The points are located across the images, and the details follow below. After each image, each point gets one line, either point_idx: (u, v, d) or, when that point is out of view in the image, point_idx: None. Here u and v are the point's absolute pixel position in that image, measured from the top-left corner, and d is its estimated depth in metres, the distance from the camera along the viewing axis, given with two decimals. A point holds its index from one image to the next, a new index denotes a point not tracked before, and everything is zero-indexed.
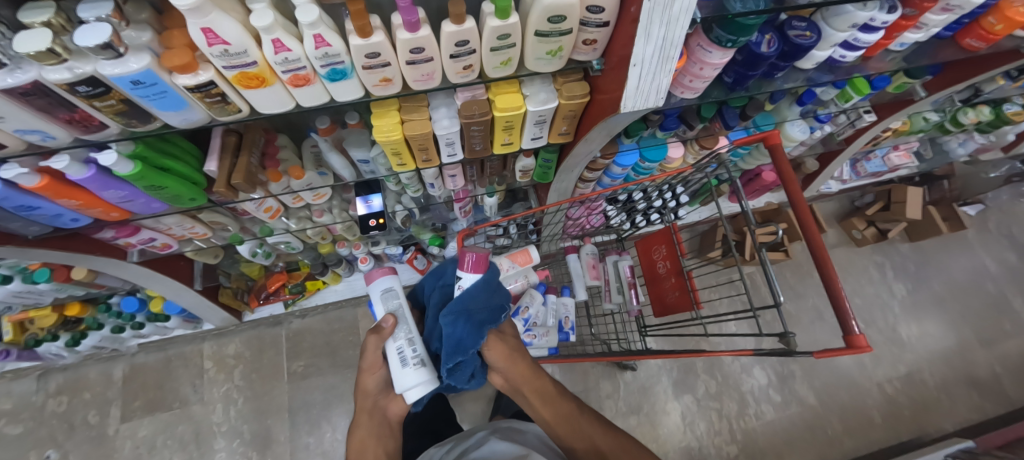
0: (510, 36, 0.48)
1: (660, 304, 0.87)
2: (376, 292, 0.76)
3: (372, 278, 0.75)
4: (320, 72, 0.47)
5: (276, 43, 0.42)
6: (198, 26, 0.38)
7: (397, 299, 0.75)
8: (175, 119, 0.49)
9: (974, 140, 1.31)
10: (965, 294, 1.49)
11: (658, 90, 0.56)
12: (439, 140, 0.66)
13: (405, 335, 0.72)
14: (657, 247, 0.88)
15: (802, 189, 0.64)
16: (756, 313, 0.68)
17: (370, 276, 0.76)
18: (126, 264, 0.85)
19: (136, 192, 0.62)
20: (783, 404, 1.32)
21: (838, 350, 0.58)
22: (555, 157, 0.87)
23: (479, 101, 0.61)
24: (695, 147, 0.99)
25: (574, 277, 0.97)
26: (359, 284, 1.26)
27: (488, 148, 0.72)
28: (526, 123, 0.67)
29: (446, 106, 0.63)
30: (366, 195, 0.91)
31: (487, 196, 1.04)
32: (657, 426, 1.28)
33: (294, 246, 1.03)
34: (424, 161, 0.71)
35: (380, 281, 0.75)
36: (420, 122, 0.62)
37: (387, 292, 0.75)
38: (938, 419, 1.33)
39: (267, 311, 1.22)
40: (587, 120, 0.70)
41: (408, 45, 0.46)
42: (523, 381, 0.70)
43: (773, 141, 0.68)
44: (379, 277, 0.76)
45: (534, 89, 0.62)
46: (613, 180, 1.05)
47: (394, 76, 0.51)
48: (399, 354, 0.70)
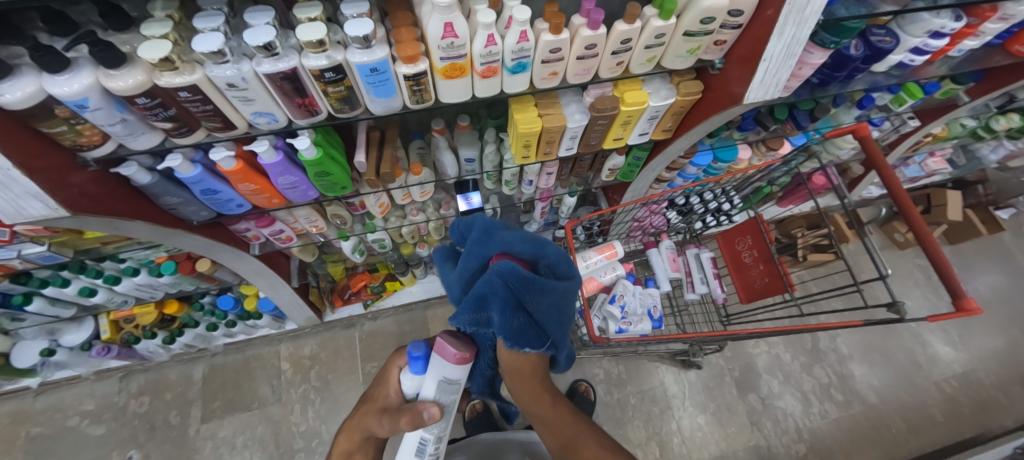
0: (664, 36, 0.57)
1: (748, 291, 0.92)
2: (438, 373, 0.63)
3: (444, 361, 0.62)
4: (506, 65, 0.55)
5: (489, 37, 0.50)
6: (442, 20, 0.46)
7: (450, 396, 0.64)
8: (376, 106, 0.57)
9: (1006, 147, 1.40)
10: (1009, 295, 1.54)
11: (777, 83, 0.64)
12: (566, 134, 0.74)
13: (435, 430, 0.66)
14: (741, 238, 0.93)
15: (896, 173, 0.71)
16: (859, 286, 0.73)
17: (440, 350, 0.62)
18: (247, 256, 0.91)
19: (303, 179, 0.68)
20: (846, 403, 1.32)
21: (948, 315, 0.63)
22: (644, 155, 0.94)
23: (609, 97, 0.69)
24: (762, 148, 1.06)
25: (657, 271, 1.02)
26: (433, 285, 1.31)
27: (600, 143, 0.80)
28: (642, 119, 0.75)
29: (576, 103, 0.72)
30: (464, 193, 0.97)
31: (568, 196, 1.10)
32: (724, 425, 1.27)
33: (386, 245, 1.08)
34: (545, 153, 0.78)
35: (447, 368, 0.62)
36: (555, 116, 0.70)
37: (443, 385, 0.63)
38: (999, 417, 1.34)
39: (346, 312, 1.27)
40: (692, 116, 0.77)
41: (586, 41, 0.54)
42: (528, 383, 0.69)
43: (863, 133, 0.75)
44: (448, 364, 0.62)
45: (655, 87, 0.71)
46: (685, 180, 1.12)
47: (560, 70, 0.59)
48: (418, 445, 0.66)
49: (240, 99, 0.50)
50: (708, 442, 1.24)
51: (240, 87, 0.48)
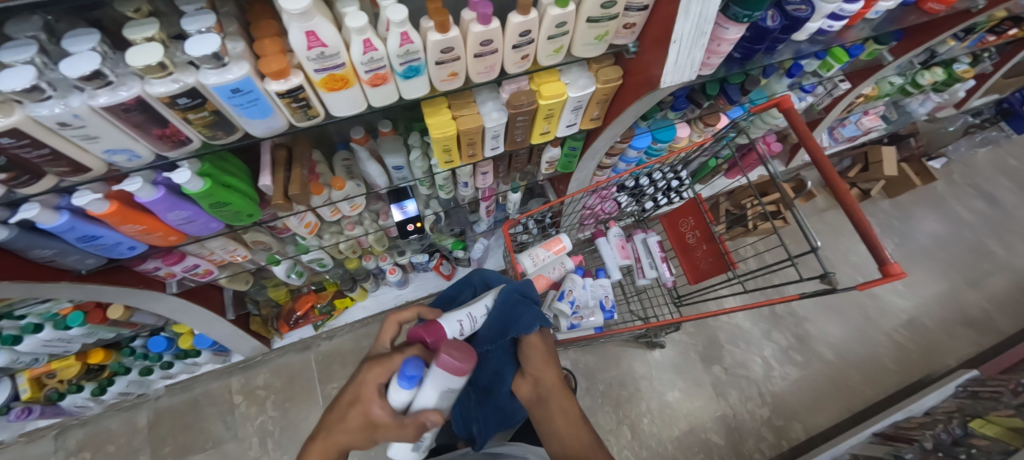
0: (566, 24, 0.53)
1: (695, 272, 0.92)
2: (440, 383, 0.51)
3: (446, 373, 0.50)
4: (396, 70, 0.50)
5: (366, 43, 0.45)
6: (302, 30, 0.41)
7: (447, 404, 0.54)
8: (257, 128, 0.51)
9: (933, 100, 1.45)
10: (944, 240, 1.63)
11: (692, 64, 0.62)
12: (486, 134, 0.70)
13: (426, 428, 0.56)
14: (684, 219, 0.93)
15: (820, 145, 0.71)
16: (794, 260, 0.73)
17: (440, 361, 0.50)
18: (165, 296, 0.83)
19: (198, 212, 0.62)
20: (804, 363, 1.38)
21: (876, 281, 0.64)
22: (580, 145, 0.91)
23: (526, 92, 0.66)
24: (700, 125, 1.05)
25: (607, 259, 1.02)
26: (387, 297, 1.25)
27: (527, 139, 0.76)
28: (566, 110, 0.72)
29: (492, 100, 0.67)
30: (399, 202, 0.92)
31: (511, 192, 1.06)
32: (693, 400, 1.30)
33: (325, 263, 1.03)
34: (470, 156, 0.74)
35: (450, 379, 0.51)
36: (471, 117, 0.65)
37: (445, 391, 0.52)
38: (943, 357, 1.44)
39: (296, 336, 1.20)
40: (618, 104, 0.75)
41: (479, 37, 0.50)
42: (553, 399, 0.61)
43: (786, 106, 0.75)
44: (447, 376, 0.51)
45: (573, 76, 0.67)
46: (628, 164, 1.10)
47: (460, 70, 0.54)
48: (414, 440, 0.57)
49: (83, 138, 0.43)
50: (678, 419, 1.27)
51: (75, 124, 0.41)
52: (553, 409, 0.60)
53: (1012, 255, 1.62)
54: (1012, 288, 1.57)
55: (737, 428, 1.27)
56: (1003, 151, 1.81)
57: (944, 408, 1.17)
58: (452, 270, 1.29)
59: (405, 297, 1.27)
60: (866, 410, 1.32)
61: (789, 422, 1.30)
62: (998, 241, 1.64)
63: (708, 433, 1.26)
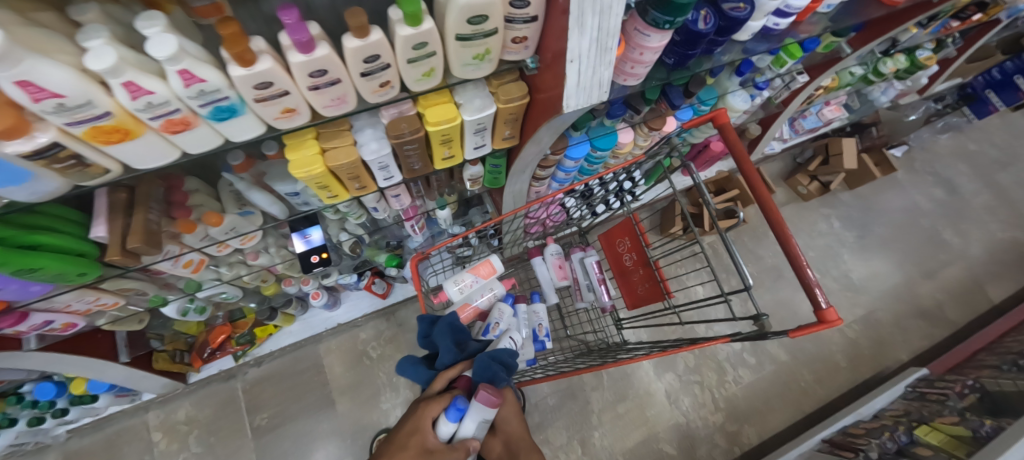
0: (427, 44, 0.42)
1: (632, 297, 0.85)
2: (479, 415, 0.59)
3: (483, 406, 0.57)
4: (199, 112, 0.39)
5: (130, 87, 0.33)
6: (8, 80, 0.29)
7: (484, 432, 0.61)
8: (23, 193, 0.39)
9: (895, 87, 1.37)
10: (902, 232, 1.61)
11: (600, 84, 0.52)
12: (371, 165, 0.59)
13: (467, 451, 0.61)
14: (621, 239, 0.85)
15: (756, 169, 0.62)
16: (727, 297, 0.66)
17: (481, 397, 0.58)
18: (23, 354, 0.71)
19: (4, 279, 0.51)
20: (758, 365, 1.36)
21: (810, 327, 0.58)
22: (503, 162, 0.81)
23: (408, 117, 0.55)
24: (644, 129, 0.96)
25: (542, 282, 0.94)
26: (316, 321, 1.17)
27: (428, 165, 0.66)
28: (466, 133, 0.61)
29: (371, 127, 0.56)
30: (303, 229, 0.82)
31: (439, 209, 0.96)
32: (645, 409, 1.27)
33: (231, 295, 0.93)
34: (359, 188, 0.63)
35: (485, 411, 0.58)
36: (344, 149, 0.55)
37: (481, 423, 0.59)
38: (895, 352, 1.44)
39: (215, 367, 1.11)
40: (530, 122, 0.65)
41: (305, 68, 0.39)
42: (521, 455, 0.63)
43: (721, 121, 0.66)
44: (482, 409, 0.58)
45: (467, 96, 0.56)
46: (567, 173, 1.01)
47: (297, 105, 0.43)
48: None
49: None
50: (630, 429, 1.25)
51: None
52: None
53: (966, 244, 1.62)
54: (964, 278, 1.58)
55: (689, 436, 1.26)
56: (964, 136, 1.78)
57: (892, 412, 1.18)
58: (387, 288, 1.20)
59: (336, 320, 1.19)
60: (817, 410, 1.32)
61: (741, 426, 1.29)
62: (953, 231, 1.64)
63: (659, 442, 1.25)
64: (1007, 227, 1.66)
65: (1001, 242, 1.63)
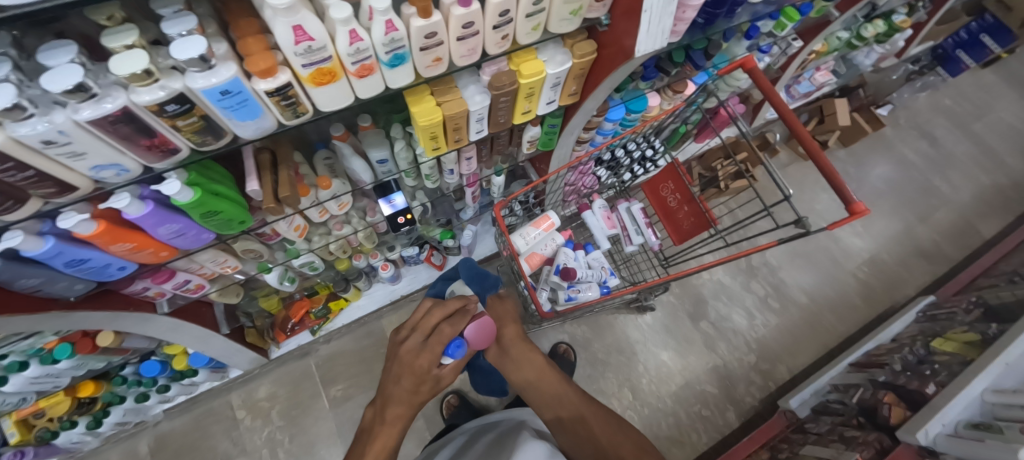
0: (542, 1, 0.55)
1: (679, 233, 0.96)
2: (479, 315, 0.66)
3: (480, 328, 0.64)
4: (382, 59, 0.51)
5: (351, 34, 0.45)
6: (288, 24, 0.40)
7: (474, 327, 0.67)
8: (247, 130, 0.51)
9: (876, 51, 1.53)
10: (893, 182, 1.77)
11: (663, 31, 0.65)
12: (471, 117, 0.71)
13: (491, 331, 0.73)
14: (664, 184, 0.97)
15: (783, 99, 0.76)
16: (769, 211, 0.79)
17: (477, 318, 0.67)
18: (156, 317, 0.81)
19: (189, 224, 0.61)
20: (782, 309, 1.48)
21: (843, 220, 0.70)
22: (559, 121, 0.93)
23: (506, 72, 0.67)
24: (669, 93, 1.09)
25: (595, 232, 1.04)
26: (381, 294, 1.25)
27: (510, 119, 0.78)
28: (545, 88, 0.73)
29: (474, 84, 0.68)
30: (386, 196, 0.92)
31: (495, 176, 1.08)
32: (686, 356, 1.37)
33: (316, 266, 1.03)
34: (456, 141, 0.75)
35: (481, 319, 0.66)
36: (455, 102, 0.67)
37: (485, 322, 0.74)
38: (902, 288, 1.58)
39: (294, 343, 1.19)
40: (594, 77, 0.77)
41: (461, 20, 0.51)
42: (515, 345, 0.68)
43: (749, 65, 0.79)
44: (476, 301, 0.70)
45: (550, 54, 0.69)
46: (604, 137, 1.13)
47: (444, 55, 0.55)
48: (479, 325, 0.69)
49: (69, 156, 0.42)
50: (674, 374, 1.34)
51: (61, 141, 0.40)
52: (522, 363, 0.67)
53: (955, 190, 1.78)
54: (955, 220, 1.73)
55: (728, 376, 1.35)
56: (941, 94, 1.96)
57: (908, 333, 1.30)
58: (444, 260, 1.29)
59: (399, 292, 1.27)
60: (840, 344, 1.44)
61: (774, 364, 1.39)
62: (940, 178, 1.80)
63: (703, 384, 1.34)
64: (989, 171, 1.82)
65: (985, 186, 1.79)
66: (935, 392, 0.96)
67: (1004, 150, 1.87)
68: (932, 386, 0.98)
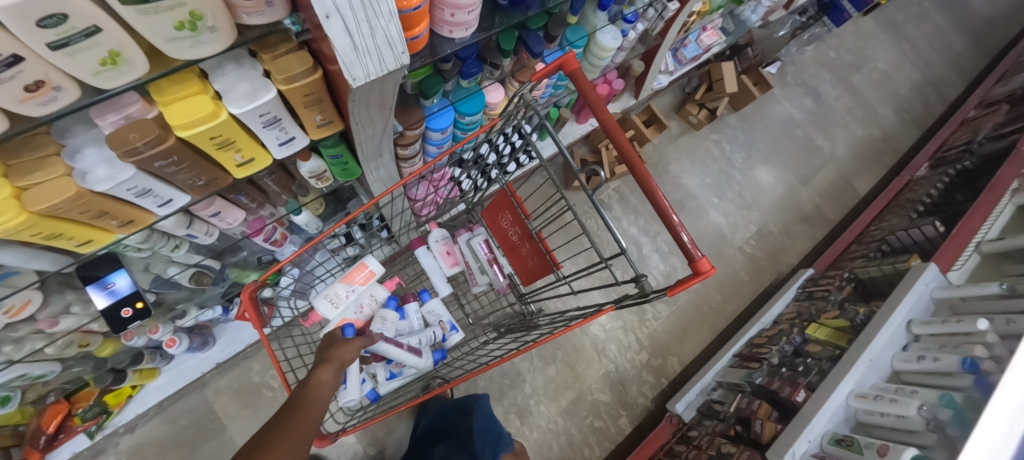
0: (68, 18, 0.27)
1: (525, 272, 0.77)
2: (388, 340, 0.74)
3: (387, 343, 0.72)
4: None
5: None
6: None
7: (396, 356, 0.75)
8: None
9: (763, 5, 1.36)
10: (783, 145, 1.72)
11: (392, 44, 0.40)
12: (120, 193, 0.44)
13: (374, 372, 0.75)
14: (502, 213, 0.76)
15: (615, 119, 0.57)
16: (607, 262, 0.62)
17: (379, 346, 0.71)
18: None
19: None
20: (673, 298, 1.41)
21: (687, 280, 0.55)
22: (344, 149, 0.67)
23: (138, 123, 0.39)
24: (514, 84, 0.85)
25: (431, 274, 0.83)
26: (187, 366, 0.97)
27: (218, 174, 0.52)
28: (249, 129, 0.47)
29: (94, 143, 0.40)
30: (99, 280, 0.62)
31: (294, 215, 0.81)
32: (575, 367, 1.27)
33: (42, 373, 0.74)
34: (121, 223, 0.48)
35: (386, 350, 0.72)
36: (54, 183, 0.39)
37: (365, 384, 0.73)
38: (787, 257, 1.58)
39: (67, 452, 0.90)
40: (342, 102, 0.51)
41: None
42: None
43: (571, 67, 0.58)
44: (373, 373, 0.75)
45: (227, 81, 0.42)
46: (439, 146, 0.88)
47: None
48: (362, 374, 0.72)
49: None
50: (564, 389, 1.25)
51: None
52: None
53: (835, 147, 1.76)
54: (836, 180, 1.73)
55: (620, 380, 1.29)
56: (825, 46, 1.89)
57: (788, 315, 1.29)
58: None
59: (214, 359, 1.00)
60: (728, 326, 1.42)
61: (665, 358, 1.35)
62: (823, 136, 1.77)
63: (595, 393, 1.26)
64: (866, 125, 1.83)
65: (864, 141, 1.80)
66: (804, 400, 0.93)
67: (879, 102, 1.87)
68: (802, 392, 0.94)
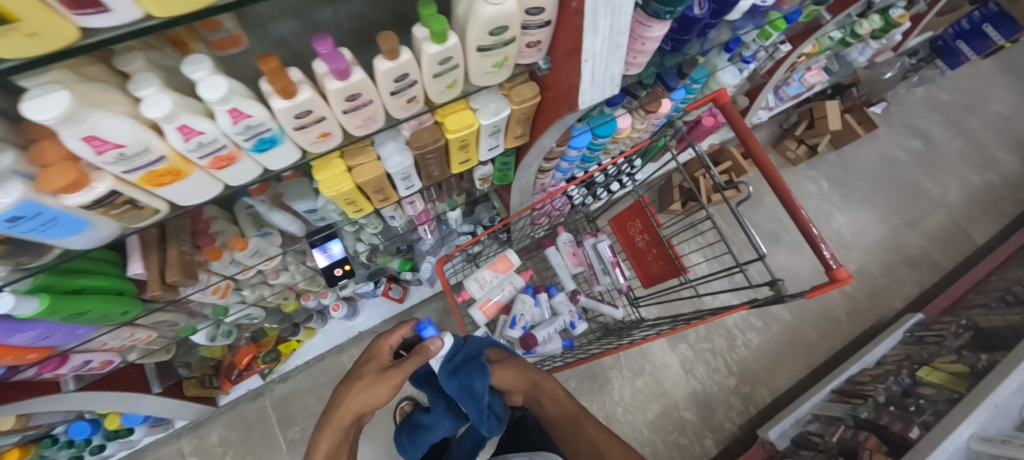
0: (452, 59, 0.44)
1: (647, 276, 0.88)
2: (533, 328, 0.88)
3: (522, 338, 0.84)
4: (245, 146, 0.40)
5: (182, 130, 0.35)
6: (77, 136, 0.30)
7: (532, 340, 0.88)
8: (82, 242, 0.40)
9: (871, 47, 1.39)
10: (885, 185, 1.67)
11: (613, 79, 0.56)
12: (394, 177, 0.61)
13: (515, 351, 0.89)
14: (632, 222, 0.88)
15: (761, 143, 0.65)
16: (742, 267, 0.71)
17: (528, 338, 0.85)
18: (63, 396, 0.72)
19: (53, 326, 0.52)
20: (764, 328, 1.41)
21: (823, 286, 0.62)
22: (512, 159, 0.83)
23: (429, 128, 0.56)
24: (641, 113, 0.98)
25: (558, 270, 0.97)
26: (337, 332, 1.18)
27: (446, 170, 0.68)
28: (481, 137, 0.63)
29: (393, 140, 0.57)
30: (323, 244, 0.85)
31: (450, 210, 0.99)
32: (662, 381, 1.31)
33: (255, 316, 0.95)
34: (382, 200, 0.65)
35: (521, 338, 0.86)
36: (369, 165, 0.56)
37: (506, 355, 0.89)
38: (890, 301, 1.51)
39: (243, 388, 1.12)
40: (541, 120, 0.67)
41: (340, 94, 0.40)
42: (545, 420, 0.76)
43: (722, 101, 0.69)
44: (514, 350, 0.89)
45: (482, 101, 0.58)
46: (570, 163, 1.02)
47: (332, 129, 0.45)
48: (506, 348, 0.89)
49: None
50: (650, 402, 1.29)
51: None
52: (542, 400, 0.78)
53: (946, 191, 1.68)
54: (947, 225, 1.64)
55: (706, 401, 1.31)
56: (936, 87, 1.83)
57: (894, 357, 1.24)
58: (403, 292, 1.21)
59: (357, 328, 1.20)
60: (823, 363, 1.39)
61: (754, 386, 1.34)
62: (933, 180, 1.69)
63: (679, 410, 1.29)
64: (983, 171, 1.72)
65: (981, 187, 1.69)
66: (919, 436, 0.90)
67: (1000, 147, 1.76)
68: (916, 429, 0.92)
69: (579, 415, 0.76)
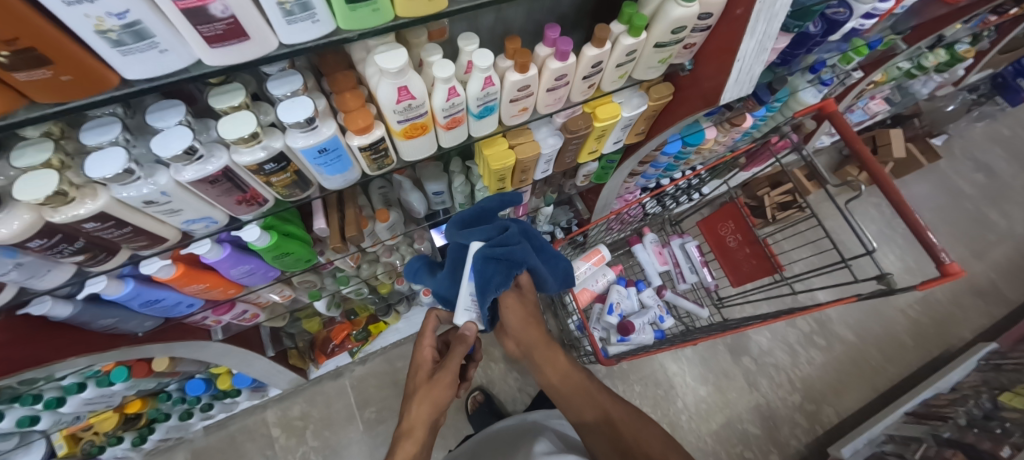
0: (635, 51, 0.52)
1: (738, 275, 0.93)
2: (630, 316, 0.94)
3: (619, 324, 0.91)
4: (472, 111, 0.49)
5: (450, 90, 0.44)
6: (395, 85, 0.39)
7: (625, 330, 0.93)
8: (332, 182, 0.50)
9: (935, 80, 1.45)
10: (948, 214, 1.67)
11: (750, 79, 0.63)
12: (540, 160, 0.69)
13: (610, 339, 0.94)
14: (724, 223, 0.93)
15: (868, 149, 0.71)
16: (846, 262, 0.74)
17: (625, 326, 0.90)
18: (210, 343, 0.80)
19: (259, 264, 0.61)
20: (828, 347, 1.40)
21: (934, 280, 0.65)
22: (617, 157, 0.90)
23: (581, 116, 0.64)
24: (727, 126, 1.04)
25: (646, 267, 1.03)
26: (418, 318, 1.26)
27: (576, 159, 0.76)
28: (615, 129, 0.70)
29: (546, 125, 0.66)
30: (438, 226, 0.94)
31: (545, 206, 1.06)
32: (725, 393, 1.31)
33: (362, 292, 1.02)
34: (521, 180, 0.73)
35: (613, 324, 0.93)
36: (527, 144, 0.64)
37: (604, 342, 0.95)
38: (959, 330, 1.48)
39: (333, 363, 1.20)
40: (665, 118, 0.74)
41: (554, 73, 0.49)
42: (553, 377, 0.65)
43: (829, 109, 0.76)
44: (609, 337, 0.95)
45: (625, 96, 0.66)
46: (656, 169, 1.10)
47: (530, 105, 0.53)
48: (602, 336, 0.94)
49: (166, 213, 0.41)
50: (713, 412, 1.28)
51: (161, 201, 0.39)
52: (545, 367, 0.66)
53: (1012, 224, 1.66)
54: (1015, 257, 1.61)
55: (770, 416, 1.29)
56: (997, 123, 1.85)
57: (971, 383, 1.22)
58: None
59: None
60: (891, 387, 1.36)
61: (820, 405, 1.32)
62: (998, 212, 1.68)
63: (743, 423, 1.28)
64: None
65: None
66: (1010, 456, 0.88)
67: None
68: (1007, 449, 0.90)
69: (619, 413, 0.60)
